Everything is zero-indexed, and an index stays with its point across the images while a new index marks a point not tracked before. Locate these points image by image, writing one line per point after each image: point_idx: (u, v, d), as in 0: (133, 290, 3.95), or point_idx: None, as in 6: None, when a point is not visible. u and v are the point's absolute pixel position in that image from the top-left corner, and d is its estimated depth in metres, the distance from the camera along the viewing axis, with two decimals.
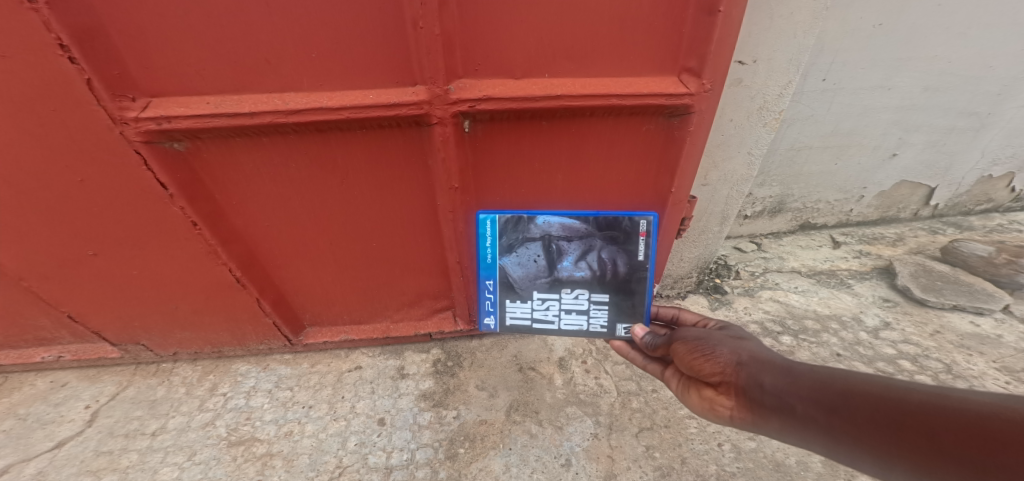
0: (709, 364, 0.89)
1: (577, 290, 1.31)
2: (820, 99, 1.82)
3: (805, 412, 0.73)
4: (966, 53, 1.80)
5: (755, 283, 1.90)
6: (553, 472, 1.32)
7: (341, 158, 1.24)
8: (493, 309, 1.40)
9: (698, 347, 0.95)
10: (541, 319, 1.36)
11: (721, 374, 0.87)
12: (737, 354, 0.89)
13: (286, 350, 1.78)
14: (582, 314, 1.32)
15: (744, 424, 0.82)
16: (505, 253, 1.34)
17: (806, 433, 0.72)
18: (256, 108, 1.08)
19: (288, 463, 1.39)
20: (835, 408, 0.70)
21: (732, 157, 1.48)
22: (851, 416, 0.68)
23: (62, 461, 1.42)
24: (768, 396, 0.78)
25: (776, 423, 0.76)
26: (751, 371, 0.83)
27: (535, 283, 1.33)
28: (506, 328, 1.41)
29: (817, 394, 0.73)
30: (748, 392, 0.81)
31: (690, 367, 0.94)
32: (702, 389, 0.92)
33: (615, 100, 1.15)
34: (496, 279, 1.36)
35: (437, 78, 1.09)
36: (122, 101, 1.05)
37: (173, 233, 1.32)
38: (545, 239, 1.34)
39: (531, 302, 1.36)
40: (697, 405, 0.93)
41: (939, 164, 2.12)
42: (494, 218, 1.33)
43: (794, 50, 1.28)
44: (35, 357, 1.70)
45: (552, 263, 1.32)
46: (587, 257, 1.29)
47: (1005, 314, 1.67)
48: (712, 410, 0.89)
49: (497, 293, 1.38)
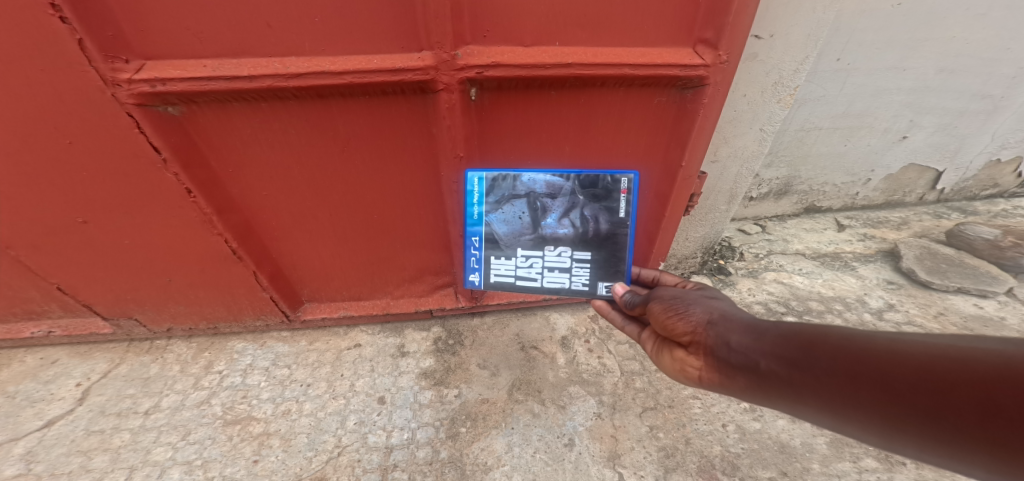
0: (682, 323, 0.90)
1: (560, 247, 1.25)
2: (832, 79, 1.80)
3: (768, 368, 0.72)
4: (983, 34, 1.78)
5: (759, 264, 1.89)
6: (556, 452, 1.31)
7: (342, 125, 1.20)
8: (478, 266, 1.31)
9: (672, 306, 0.95)
10: (524, 277, 1.28)
11: (692, 334, 0.88)
12: (709, 313, 0.89)
13: (283, 327, 1.75)
14: (564, 272, 1.26)
15: (713, 384, 0.83)
16: (491, 210, 1.26)
17: (769, 389, 0.72)
18: (255, 72, 1.03)
19: (286, 443, 1.36)
20: (794, 361, 0.69)
21: (744, 133, 1.45)
22: (810, 367, 0.67)
23: (51, 441, 1.38)
24: (734, 354, 0.78)
25: (741, 381, 0.76)
26: (719, 331, 0.83)
27: (519, 240, 1.26)
28: (489, 285, 1.32)
29: (779, 349, 0.72)
30: (716, 351, 0.81)
31: (664, 327, 0.95)
32: (674, 349, 0.94)
33: (628, 70, 1.12)
34: (482, 235, 1.28)
35: (444, 43, 1.04)
36: (115, 63, 0.99)
37: (168, 202, 1.27)
38: (529, 197, 1.24)
39: (515, 259, 1.28)
40: (669, 365, 0.95)
41: (948, 147, 2.12)
42: (483, 176, 1.23)
43: (813, 24, 1.25)
44: (25, 332, 1.65)
45: (536, 220, 1.24)
46: (571, 215, 1.22)
47: (1009, 296, 1.67)
48: (683, 371, 0.90)
49: (483, 249, 1.30)
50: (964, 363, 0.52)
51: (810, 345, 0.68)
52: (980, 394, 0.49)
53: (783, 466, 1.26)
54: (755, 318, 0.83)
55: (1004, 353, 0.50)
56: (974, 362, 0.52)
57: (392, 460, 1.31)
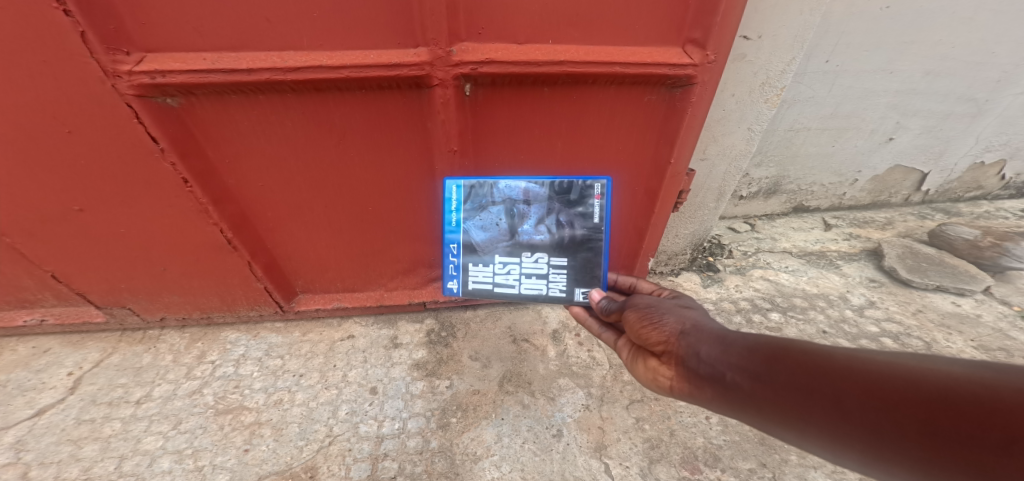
0: (656, 333, 0.91)
1: (537, 253, 1.28)
2: (821, 81, 1.84)
3: (733, 380, 0.74)
4: (969, 38, 1.82)
5: (747, 262, 1.94)
6: (545, 442, 1.34)
7: (339, 118, 1.22)
8: (456, 273, 1.33)
9: (647, 315, 0.96)
10: (502, 283, 1.31)
11: (665, 344, 0.89)
12: (681, 323, 0.90)
13: (277, 317, 1.76)
14: (541, 278, 1.28)
15: (683, 394, 0.84)
16: (469, 216, 1.29)
17: (732, 400, 0.73)
18: (254, 65, 1.05)
19: (278, 432, 1.38)
20: (758, 374, 0.70)
21: (732, 132, 1.49)
22: (772, 381, 0.68)
23: (41, 429, 1.39)
24: (703, 365, 0.79)
25: (709, 392, 0.78)
26: (690, 341, 0.84)
27: (496, 247, 1.29)
28: (467, 292, 1.34)
29: (744, 361, 0.73)
30: (686, 361, 0.82)
31: (639, 335, 0.96)
32: (648, 358, 0.96)
33: (618, 68, 1.15)
34: (459, 243, 1.31)
35: (440, 40, 1.07)
36: (116, 55, 1.01)
37: (165, 192, 1.29)
38: (505, 203, 1.28)
39: (492, 266, 1.31)
40: (643, 374, 0.97)
41: (934, 149, 2.17)
42: (461, 183, 1.29)
43: (800, 26, 1.28)
44: (17, 320, 1.66)
45: (513, 227, 1.27)
46: (545, 221, 1.27)
47: (985, 295, 1.73)
48: (655, 380, 0.92)
49: (461, 257, 1.32)
50: (912, 382, 0.55)
51: (775, 358, 0.70)
52: (922, 413, 0.52)
53: (762, 458, 1.30)
54: (725, 328, 0.85)
55: (950, 375, 0.53)
56: (921, 380, 0.54)
57: (382, 449, 1.33)
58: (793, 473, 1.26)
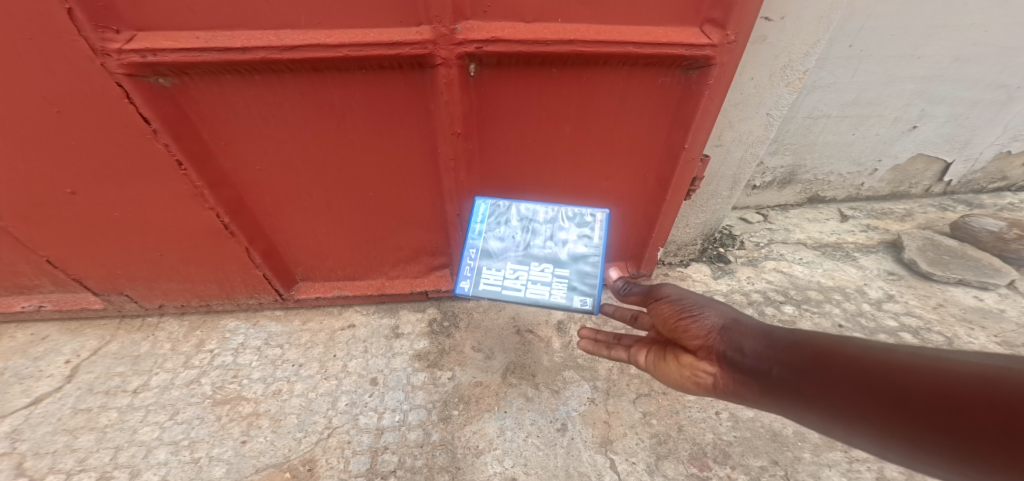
0: (694, 327, 0.87)
1: (543, 262, 1.23)
2: (844, 66, 1.78)
3: (779, 376, 0.71)
4: (1005, 22, 1.73)
5: (760, 253, 1.89)
6: (549, 437, 1.30)
7: (338, 100, 1.17)
8: (471, 273, 1.23)
9: (682, 308, 0.92)
10: (510, 287, 1.20)
11: (704, 338, 0.85)
12: (723, 317, 0.86)
13: (277, 305, 1.73)
14: (547, 284, 1.20)
15: (726, 392, 0.80)
16: (486, 229, 1.31)
17: (778, 397, 0.70)
18: (249, 43, 1.00)
19: (276, 423, 1.35)
20: (805, 371, 0.67)
21: (750, 117, 1.43)
22: (821, 379, 0.64)
23: (37, 419, 1.37)
24: (747, 360, 0.76)
25: (752, 388, 0.75)
26: (733, 336, 0.81)
27: (507, 255, 1.25)
28: (478, 293, 1.21)
29: (790, 357, 0.70)
30: (728, 357, 0.79)
31: (673, 330, 0.91)
32: (680, 355, 0.91)
33: (632, 49, 1.09)
34: (478, 247, 1.27)
35: (444, 17, 1.01)
36: (105, 33, 0.96)
37: (159, 174, 1.25)
38: (522, 222, 1.31)
39: (503, 270, 1.23)
40: (674, 375, 0.91)
41: (958, 138, 2.09)
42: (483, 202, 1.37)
43: (827, 6, 1.21)
44: (15, 306, 1.64)
45: (525, 241, 1.28)
46: (556, 237, 1.28)
47: (1009, 289, 1.68)
48: (692, 379, 0.86)
49: (478, 259, 1.25)
50: (992, 383, 0.48)
51: (823, 355, 0.66)
52: (1003, 417, 0.45)
53: (775, 455, 1.25)
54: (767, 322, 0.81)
55: None
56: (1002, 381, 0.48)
57: (382, 441, 1.30)
58: (806, 471, 1.21)
